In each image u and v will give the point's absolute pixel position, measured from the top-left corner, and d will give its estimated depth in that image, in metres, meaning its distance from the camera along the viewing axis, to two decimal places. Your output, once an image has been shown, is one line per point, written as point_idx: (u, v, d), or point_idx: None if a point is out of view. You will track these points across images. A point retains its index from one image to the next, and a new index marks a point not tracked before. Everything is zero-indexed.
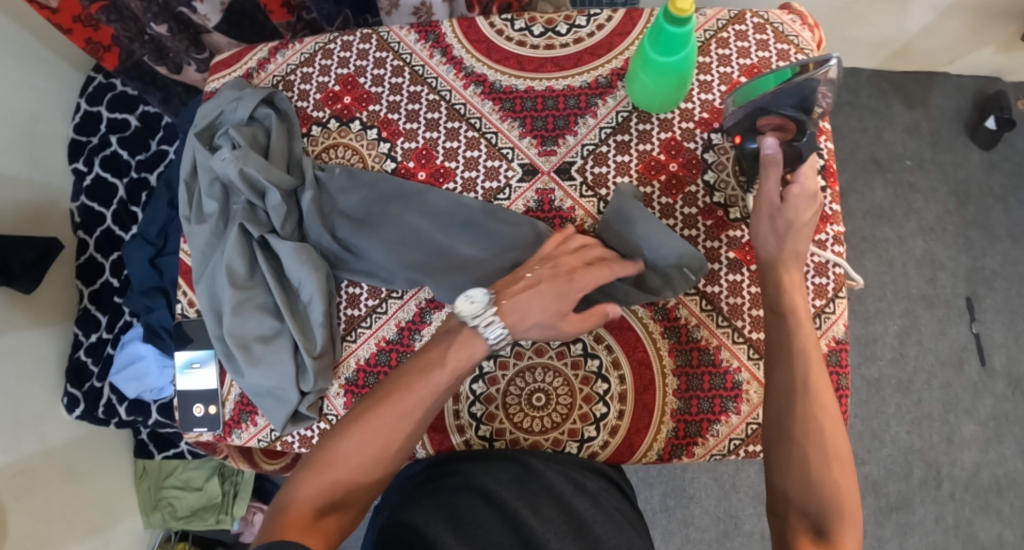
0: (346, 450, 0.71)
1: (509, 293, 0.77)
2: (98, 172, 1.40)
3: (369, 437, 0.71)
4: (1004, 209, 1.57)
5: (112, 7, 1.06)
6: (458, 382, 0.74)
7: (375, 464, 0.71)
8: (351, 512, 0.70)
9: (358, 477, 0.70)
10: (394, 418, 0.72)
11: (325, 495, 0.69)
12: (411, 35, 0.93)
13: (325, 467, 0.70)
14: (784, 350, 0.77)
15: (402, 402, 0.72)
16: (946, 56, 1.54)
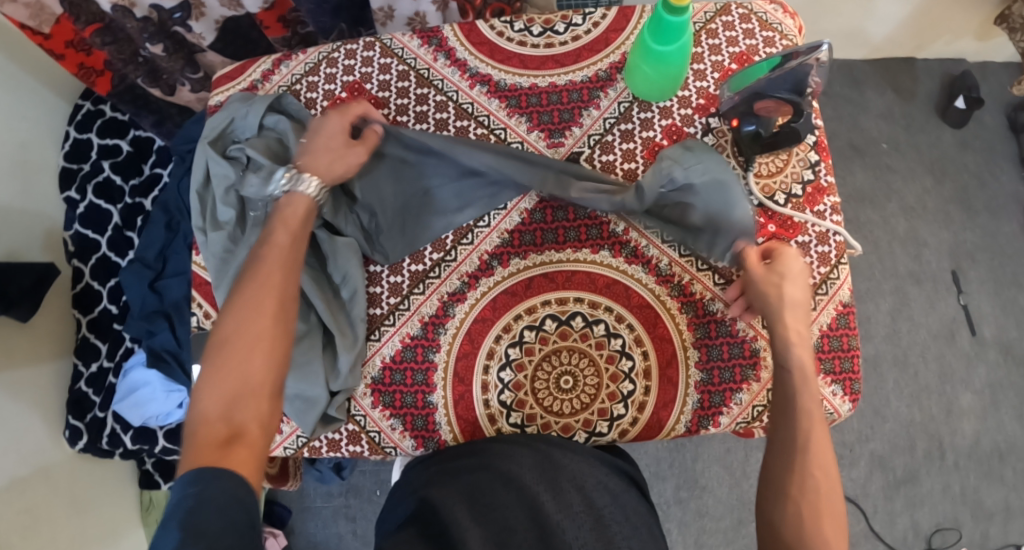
0: (229, 337, 0.73)
1: (311, 154, 0.83)
2: (91, 199, 1.38)
3: (246, 318, 0.74)
4: (979, 185, 1.63)
5: (107, 29, 1.09)
6: (298, 241, 0.80)
7: (266, 346, 0.73)
8: (262, 402, 0.72)
9: (253, 362, 0.72)
10: (263, 288, 0.76)
11: (228, 395, 0.70)
12: (413, 41, 0.95)
13: (216, 367, 0.71)
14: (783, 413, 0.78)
15: (260, 274, 0.76)
16: (911, 42, 1.61)
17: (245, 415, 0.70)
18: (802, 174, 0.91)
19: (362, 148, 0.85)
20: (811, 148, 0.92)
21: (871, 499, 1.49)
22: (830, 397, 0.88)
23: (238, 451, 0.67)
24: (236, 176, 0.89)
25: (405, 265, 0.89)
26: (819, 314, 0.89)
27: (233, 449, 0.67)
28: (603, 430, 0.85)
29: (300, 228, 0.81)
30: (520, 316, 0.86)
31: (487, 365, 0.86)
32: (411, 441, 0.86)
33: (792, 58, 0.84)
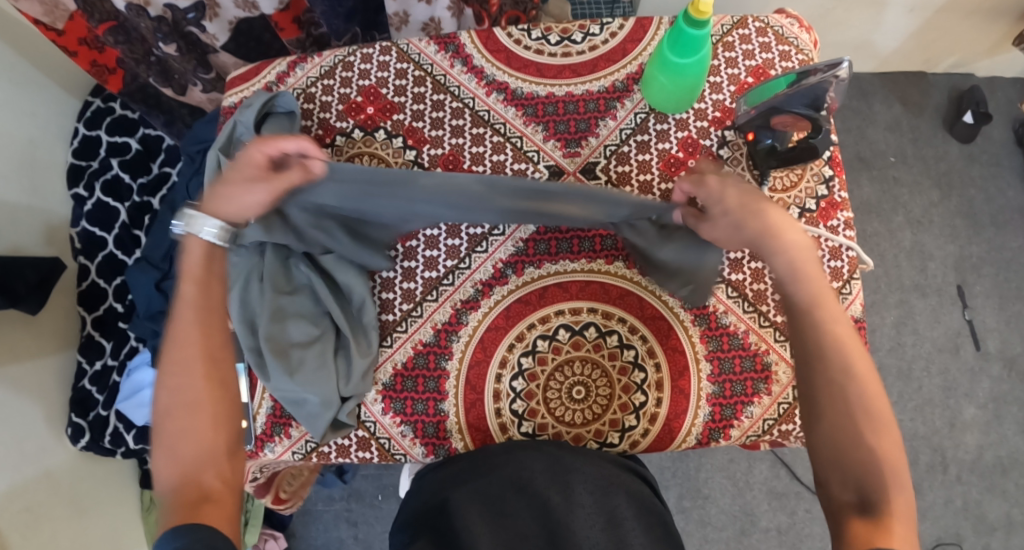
0: (165, 392, 0.68)
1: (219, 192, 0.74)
2: (99, 197, 1.38)
3: (176, 379, 0.68)
4: (986, 199, 1.63)
5: (120, 27, 1.09)
6: (214, 268, 0.73)
7: (206, 404, 0.68)
8: (219, 454, 0.67)
9: (198, 425, 0.67)
10: (182, 336, 0.69)
11: (180, 456, 0.66)
12: (430, 46, 0.95)
13: (160, 431, 0.66)
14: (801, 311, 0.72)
15: (178, 318, 0.69)
16: (920, 56, 1.62)
17: (209, 470, 0.66)
18: (816, 190, 0.92)
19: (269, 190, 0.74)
20: (825, 163, 0.92)
21: None
22: None
23: (209, 512, 0.63)
24: None
25: (418, 272, 0.89)
26: None
27: (203, 504, 0.63)
28: (615, 441, 0.85)
29: (214, 254, 0.73)
30: (533, 325, 0.86)
31: (499, 374, 0.85)
32: (422, 449, 0.86)
33: (809, 75, 0.82)
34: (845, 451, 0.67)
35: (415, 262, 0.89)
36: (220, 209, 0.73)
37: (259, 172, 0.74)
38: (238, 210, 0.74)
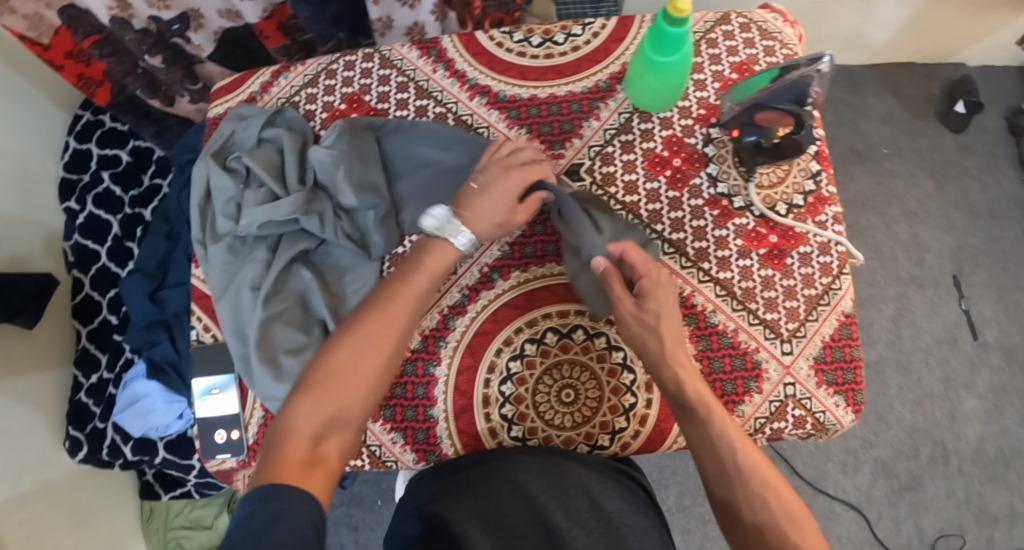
0: (344, 360, 0.74)
1: (478, 206, 0.81)
2: (90, 210, 1.38)
3: (363, 347, 0.75)
4: (981, 189, 1.62)
5: (105, 41, 1.09)
6: (434, 287, 0.79)
7: (371, 386, 0.74)
8: (346, 437, 0.72)
9: (354, 397, 0.73)
10: (376, 325, 0.75)
11: (319, 422, 0.71)
12: (413, 52, 0.95)
13: (315, 390, 0.73)
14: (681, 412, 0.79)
15: (386, 310, 0.76)
16: (910, 47, 1.61)
17: (331, 446, 0.71)
18: (803, 185, 0.91)
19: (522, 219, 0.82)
20: (812, 158, 0.92)
21: (875, 505, 1.48)
22: (832, 408, 0.86)
23: (314, 476, 0.68)
24: (236, 189, 0.88)
25: None
26: (822, 325, 0.87)
27: (311, 472, 0.68)
28: (605, 444, 0.84)
29: (439, 274, 0.80)
30: (521, 329, 0.86)
31: (488, 378, 0.85)
32: (412, 455, 0.85)
33: (792, 70, 0.83)
34: (729, 500, 0.75)
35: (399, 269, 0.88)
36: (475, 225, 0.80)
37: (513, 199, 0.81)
38: (493, 221, 0.81)
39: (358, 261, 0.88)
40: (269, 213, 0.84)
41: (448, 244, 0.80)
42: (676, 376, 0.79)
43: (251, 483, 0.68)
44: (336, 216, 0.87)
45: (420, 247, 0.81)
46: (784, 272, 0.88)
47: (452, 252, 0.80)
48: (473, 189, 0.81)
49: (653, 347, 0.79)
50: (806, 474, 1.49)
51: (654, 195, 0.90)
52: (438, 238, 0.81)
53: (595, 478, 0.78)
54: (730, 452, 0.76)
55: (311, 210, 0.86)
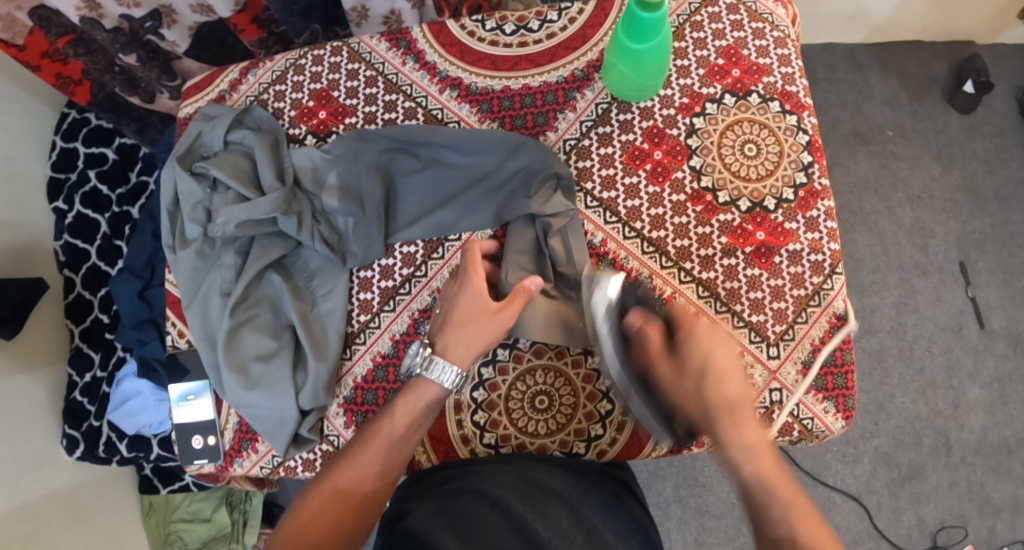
0: (315, 504, 0.73)
1: (454, 333, 0.79)
2: (79, 210, 1.33)
3: (337, 493, 0.74)
4: (989, 171, 1.57)
5: (80, 39, 1.06)
6: (413, 429, 0.77)
7: (349, 526, 0.73)
8: None
9: (332, 534, 0.73)
10: (348, 471, 0.75)
11: None
12: (382, 44, 0.91)
13: (292, 533, 0.72)
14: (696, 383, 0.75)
15: (357, 455, 0.76)
16: (917, 24, 1.55)
17: None
18: (794, 177, 0.87)
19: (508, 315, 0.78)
20: (804, 148, 0.87)
21: (875, 496, 1.44)
22: (821, 414, 0.83)
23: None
24: (203, 194, 0.85)
25: (374, 281, 0.86)
26: (811, 327, 0.84)
27: None
28: (581, 451, 0.82)
29: (417, 415, 0.78)
30: None
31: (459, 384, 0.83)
32: None
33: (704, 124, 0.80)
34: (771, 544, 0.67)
35: (369, 272, 0.86)
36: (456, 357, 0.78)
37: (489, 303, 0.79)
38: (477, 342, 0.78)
39: (327, 265, 0.86)
40: (247, 211, 0.81)
41: (432, 383, 0.78)
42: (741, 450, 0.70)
43: None
44: (314, 219, 0.85)
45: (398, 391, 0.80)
46: (771, 271, 0.84)
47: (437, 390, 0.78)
48: (440, 315, 0.81)
49: (700, 417, 0.74)
50: (804, 465, 1.45)
51: (633, 190, 0.86)
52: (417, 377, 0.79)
53: (574, 485, 0.76)
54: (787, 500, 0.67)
55: (289, 209, 0.83)
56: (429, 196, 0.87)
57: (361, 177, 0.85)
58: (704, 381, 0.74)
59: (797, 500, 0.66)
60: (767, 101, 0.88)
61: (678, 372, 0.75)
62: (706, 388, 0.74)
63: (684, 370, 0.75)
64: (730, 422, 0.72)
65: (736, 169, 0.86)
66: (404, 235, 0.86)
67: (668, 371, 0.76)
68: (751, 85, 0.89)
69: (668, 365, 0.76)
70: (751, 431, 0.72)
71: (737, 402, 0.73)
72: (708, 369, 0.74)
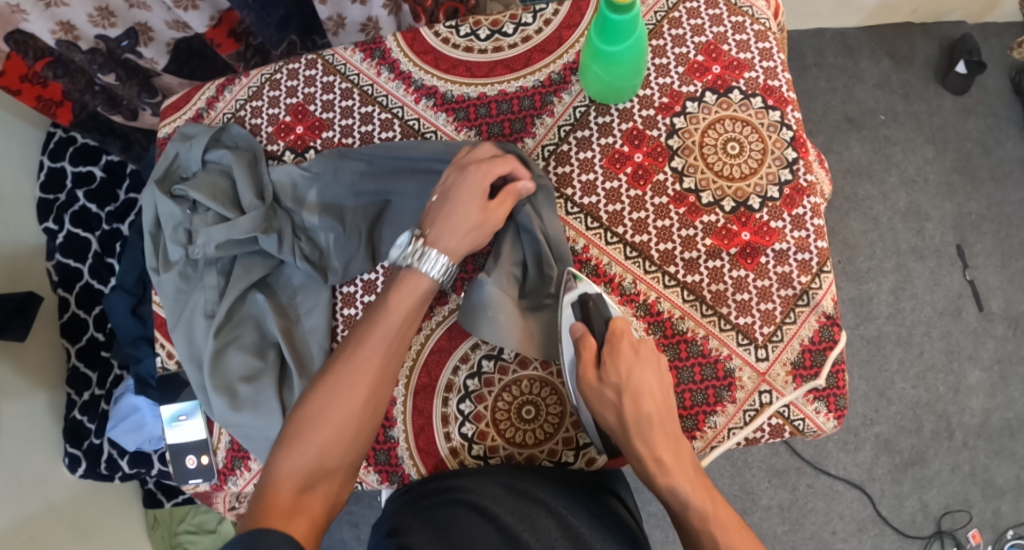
0: (318, 404, 0.72)
1: (443, 217, 0.79)
2: (69, 229, 1.33)
3: (338, 396, 0.72)
4: (983, 152, 1.55)
5: (58, 61, 1.05)
6: (409, 324, 0.76)
7: (351, 430, 0.72)
8: (333, 484, 0.71)
9: (334, 442, 0.71)
10: (350, 373, 0.73)
11: (303, 471, 0.70)
12: (356, 55, 0.91)
13: (296, 435, 0.71)
14: (627, 393, 0.76)
15: (357, 354, 0.74)
16: (906, 6, 1.53)
17: (318, 493, 0.69)
18: (779, 174, 0.86)
19: (498, 214, 0.79)
20: (788, 144, 0.86)
21: (878, 483, 1.43)
22: (812, 415, 0.83)
23: (298, 522, 0.67)
24: (184, 215, 0.85)
25: (358, 296, 0.86)
26: (800, 327, 0.83)
27: (295, 518, 0.67)
28: (570, 459, 0.82)
29: (414, 311, 0.77)
30: (477, 345, 0.83)
31: (446, 397, 0.82)
32: (375, 476, 0.83)
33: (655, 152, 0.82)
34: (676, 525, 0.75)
35: (352, 287, 0.86)
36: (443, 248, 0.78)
37: (482, 197, 0.78)
38: (467, 237, 0.78)
39: (309, 281, 0.85)
40: (227, 231, 0.81)
41: (421, 273, 0.77)
42: (659, 469, 0.74)
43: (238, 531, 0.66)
44: (294, 236, 0.84)
45: (388, 283, 0.79)
46: (757, 272, 0.84)
47: (428, 281, 0.78)
48: (434, 202, 0.80)
49: (616, 431, 0.77)
50: (805, 454, 1.44)
51: (615, 195, 0.85)
52: (406, 267, 0.78)
53: (562, 492, 0.76)
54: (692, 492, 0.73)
55: (269, 228, 0.82)
56: (414, 210, 0.85)
57: (341, 196, 0.85)
58: (624, 400, 0.75)
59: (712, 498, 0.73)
60: (749, 97, 0.87)
61: (600, 388, 0.76)
62: (626, 409, 0.75)
63: (620, 379, 0.76)
64: (648, 442, 0.75)
65: (719, 169, 0.85)
66: (386, 250, 0.85)
67: (592, 383, 0.77)
68: (732, 81, 0.88)
69: (594, 378, 0.77)
70: (666, 447, 0.75)
71: (655, 419, 0.76)
72: (627, 388, 0.76)
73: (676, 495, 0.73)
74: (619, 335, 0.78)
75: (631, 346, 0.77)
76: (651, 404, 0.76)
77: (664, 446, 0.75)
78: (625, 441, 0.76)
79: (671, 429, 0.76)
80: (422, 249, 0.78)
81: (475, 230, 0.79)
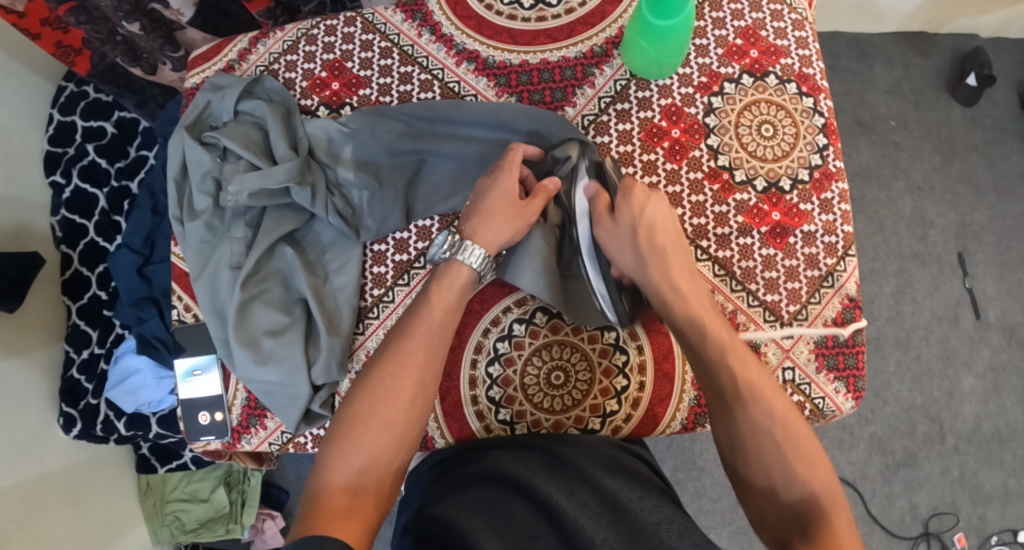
0: (366, 401, 0.71)
1: (482, 218, 0.77)
2: (76, 184, 1.29)
3: (386, 394, 0.71)
4: (988, 164, 1.58)
5: (81, 7, 1.02)
6: (450, 319, 0.75)
7: (398, 429, 0.71)
8: (383, 485, 0.68)
9: (383, 441, 0.70)
10: (399, 368, 0.72)
11: (354, 470, 0.68)
12: (396, 15, 0.90)
13: (347, 434, 0.70)
14: (649, 233, 0.77)
15: (402, 349, 0.73)
16: (922, 17, 1.55)
17: (369, 494, 0.67)
18: (810, 159, 0.86)
19: (534, 212, 0.78)
20: (819, 131, 0.87)
21: (869, 482, 1.45)
22: (832, 394, 0.83)
23: (348, 525, 0.63)
24: (213, 163, 0.84)
25: (389, 255, 0.85)
26: (824, 308, 0.84)
27: (347, 520, 0.64)
28: (596, 427, 0.82)
29: (455, 304, 0.76)
30: (509, 309, 0.83)
31: (475, 360, 0.82)
32: None
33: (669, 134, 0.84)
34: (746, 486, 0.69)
35: (383, 246, 0.86)
36: (481, 240, 0.77)
37: (515, 196, 0.78)
38: (503, 233, 0.77)
39: (339, 238, 0.85)
40: (261, 180, 0.80)
41: (461, 265, 0.76)
42: (678, 299, 0.76)
43: (288, 538, 0.63)
44: (328, 191, 0.84)
45: (427, 281, 0.78)
46: (786, 251, 0.84)
47: (468, 273, 0.77)
48: (470, 205, 0.79)
49: (633, 269, 0.77)
50: None
51: (651, 167, 0.86)
52: (447, 260, 0.77)
53: (598, 465, 0.74)
54: (791, 447, 0.67)
55: (303, 180, 0.82)
56: (452, 172, 0.85)
57: (380, 153, 0.85)
58: (640, 234, 0.77)
59: (746, 362, 0.72)
60: (784, 83, 0.88)
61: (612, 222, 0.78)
62: (641, 240, 0.76)
63: (644, 215, 0.77)
64: (664, 270, 0.77)
65: (753, 148, 0.86)
66: (422, 210, 0.85)
67: (606, 225, 0.78)
68: (769, 66, 0.88)
69: (608, 221, 0.78)
70: (683, 278, 0.77)
71: (668, 250, 0.77)
72: (642, 222, 0.77)
73: (696, 327, 0.74)
74: (640, 189, 0.78)
75: (644, 190, 0.78)
76: (708, 318, 0.75)
77: (758, 388, 0.70)
78: (644, 277, 0.77)
79: (685, 271, 0.77)
80: (461, 241, 0.77)
81: (512, 227, 0.77)
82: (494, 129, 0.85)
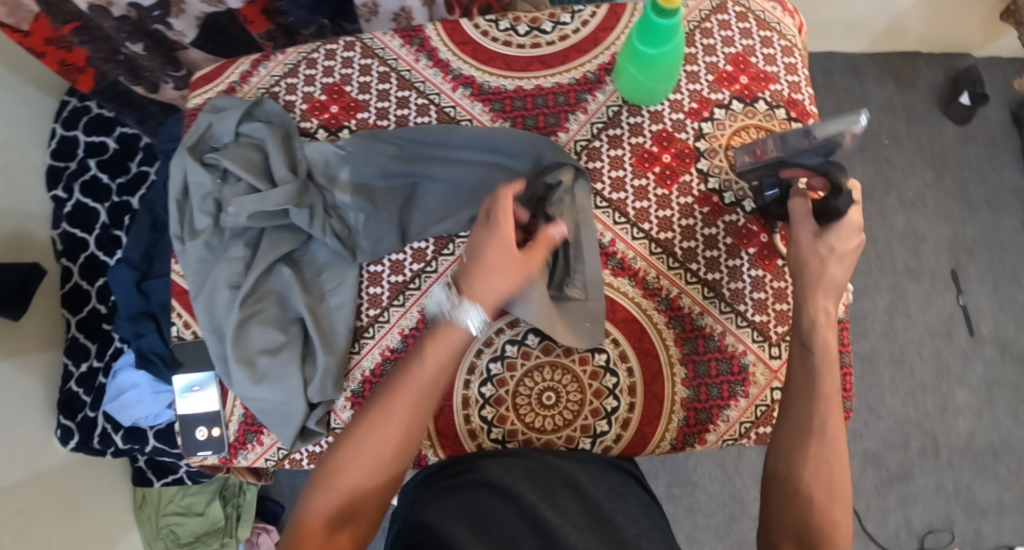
0: (351, 447, 0.72)
1: (479, 277, 0.74)
2: (77, 199, 1.31)
3: (370, 445, 0.72)
4: (980, 180, 1.60)
5: (85, 27, 1.03)
6: (441, 376, 0.75)
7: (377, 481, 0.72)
8: (359, 528, 0.71)
9: (363, 487, 0.71)
10: (387, 419, 0.72)
11: (331, 513, 0.70)
12: (395, 40, 0.92)
13: (328, 477, 0.71)
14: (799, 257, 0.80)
15: (393, 400, 0.73)
16: (915, 36, 1.57)
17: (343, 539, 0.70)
18: None
19: (533, 265, 0.75)
20: None
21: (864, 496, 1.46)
22: None
23: None
24: (213, 185, 0.85)
25: (385, 276, 0.87)
26: None
27: None
28: (587, 447, 0.84)
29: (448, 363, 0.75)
30: (502, 330, 0.84)
31: (468, 380, 0.84)
32: None
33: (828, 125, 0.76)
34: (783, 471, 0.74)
35: (379, 267, 0.87)
36: (478, 302, 0.74)
37: (513, 250, 0.74)
38: (501, 291, 0.74)
39: (336, 259, 0.86)
40: (259, 202, 0.82)
41: (460, 326, 0.74)
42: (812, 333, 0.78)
43: None
44: (326, 213, 0.85)
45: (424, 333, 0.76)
46: (774, 273, 0.86)
47: (466, 333, 0.74)
48: (466, 260, 0.76)
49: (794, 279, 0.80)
50: None
51: (642, 193, 0.87)
52: (444, 318, 0.75)
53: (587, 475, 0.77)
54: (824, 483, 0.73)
55: (301, 202, 0.83)
56: (447, 195, 0.87)
57: (376, 176, 0.86)
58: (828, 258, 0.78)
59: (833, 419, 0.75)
60: (773, 108, 0.90)
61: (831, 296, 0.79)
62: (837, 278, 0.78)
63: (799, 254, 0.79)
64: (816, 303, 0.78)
65: None
66: (417, 232, 0.87)
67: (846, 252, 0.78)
68: (758, 92, 0.90)
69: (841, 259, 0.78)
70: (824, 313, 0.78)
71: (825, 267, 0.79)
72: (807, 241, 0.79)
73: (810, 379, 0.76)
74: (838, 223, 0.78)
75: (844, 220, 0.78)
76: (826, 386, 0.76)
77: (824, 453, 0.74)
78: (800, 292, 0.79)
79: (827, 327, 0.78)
80: (458, 301, 0.74)
81: (510, 284, 0.74)
82: (489, 154, 0.87)
